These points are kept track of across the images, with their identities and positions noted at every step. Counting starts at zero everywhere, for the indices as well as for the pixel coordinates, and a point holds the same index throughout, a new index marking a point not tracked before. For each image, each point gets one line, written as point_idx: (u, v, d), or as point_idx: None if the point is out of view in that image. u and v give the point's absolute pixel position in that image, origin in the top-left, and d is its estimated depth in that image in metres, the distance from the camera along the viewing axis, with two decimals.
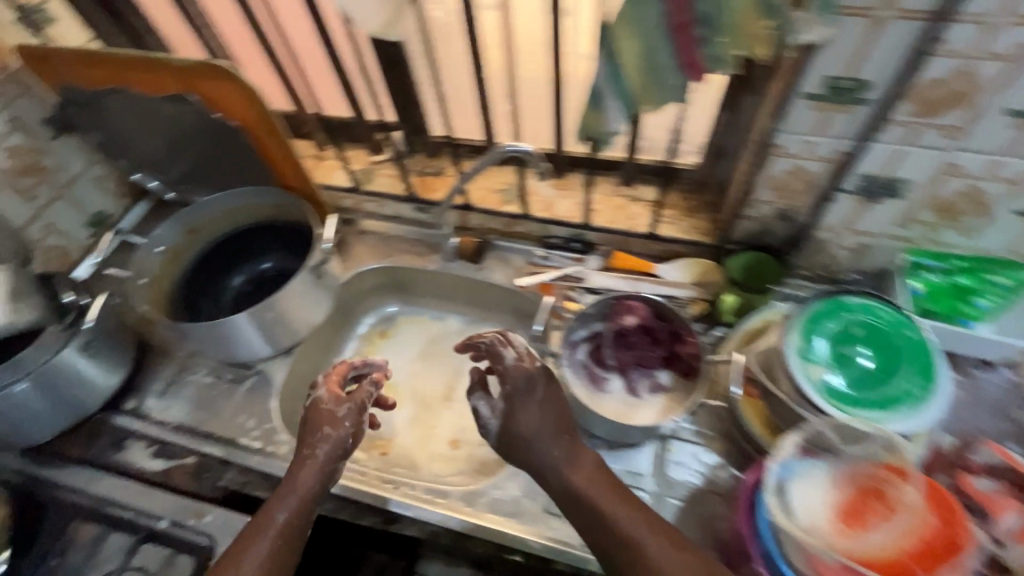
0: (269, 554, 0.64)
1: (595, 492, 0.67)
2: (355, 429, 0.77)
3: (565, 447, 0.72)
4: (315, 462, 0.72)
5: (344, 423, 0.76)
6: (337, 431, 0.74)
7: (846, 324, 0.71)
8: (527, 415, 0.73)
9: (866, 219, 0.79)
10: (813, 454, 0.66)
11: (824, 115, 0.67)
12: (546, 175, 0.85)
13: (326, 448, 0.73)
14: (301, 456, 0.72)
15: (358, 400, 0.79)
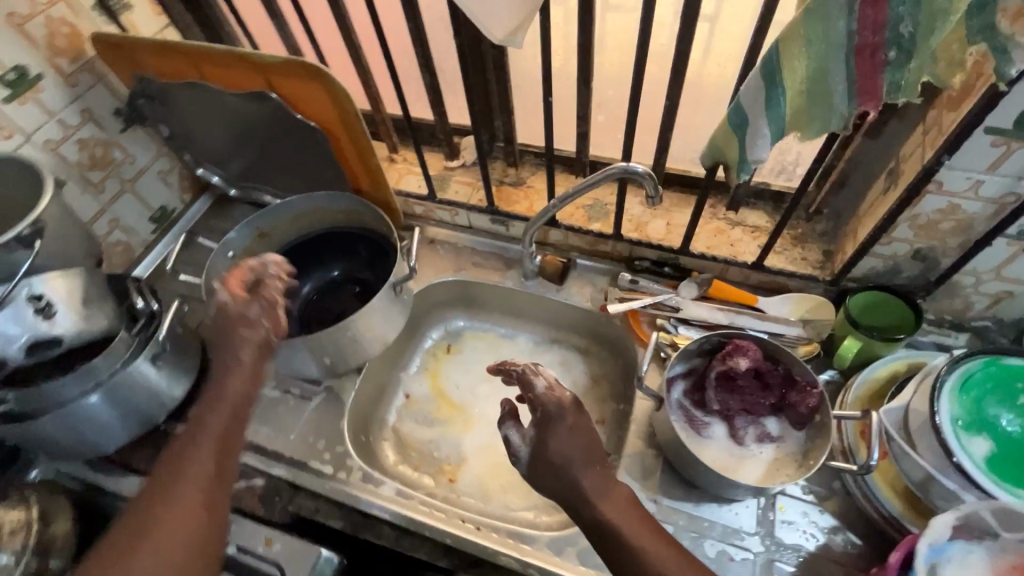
0: (198, 487, 0.59)
1: (627, 527, 0.58)
2: (274, 327, 0.69)
3: (597, 477, 0.61)
4: (238, 372, 0.66)
5: (263, 324, 0.68)
6: (255, 332, 0.67)
7: (1010, 390, 0.62)
8: (560, 442, 0.62)
9: (1021, 267, 0.71)
10: (967, 537, 0.58)
11: (1004, 151, 0.59)
12: (657, 202, 0.77)
13: (251, 351, 0.67)
14: (223, 367, 0.66)
15: (269, 297, 0.69)
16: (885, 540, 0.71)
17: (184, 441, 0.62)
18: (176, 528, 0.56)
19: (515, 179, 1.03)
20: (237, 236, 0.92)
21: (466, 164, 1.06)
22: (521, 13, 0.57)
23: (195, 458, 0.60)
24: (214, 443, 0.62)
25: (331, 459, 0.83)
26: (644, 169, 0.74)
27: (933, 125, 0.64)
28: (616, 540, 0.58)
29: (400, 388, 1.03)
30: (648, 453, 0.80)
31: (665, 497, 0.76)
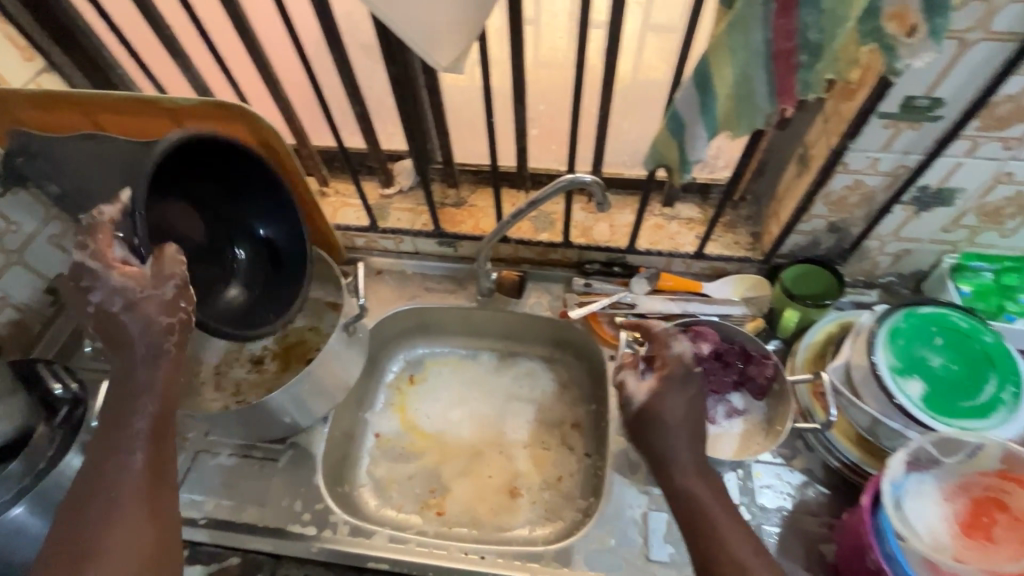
0: (133, 493, 0.54)
1: (709, 500, 0.61)
2: (189, 309, 0.60)
3: (691, 450, 0.64)
4: (151, 362, 0.58)
5: (171, 306, 0.59)
6: (170, 316, 0.59)
7: (927, 334, 0.71)
8: (674, 401, 0.67)
9: (915, 226, 0.82)
10: (918, 469, 0.66)
11: (895, 132, 0.68)
12: (607, 208, 0.80)
13: (172, 339, 0.59)
14: (128, 359, 0.58)
15: (176, 272, 0.59)
16: (848, 487, 0.78)
17: (110, 444, 0.56)
18: (119, 548, 0.52)
19: (456, 199, 1.02)
20: None
21: (403, 189, 1.04)
22: (462, 37, 0.57)
23: (123, 470, 0.54)
24: (144, 430, 0.57)
25: (312, 518, 0.78)
26: (591, 178, 0.77)
27: (832, 113, 0.72)
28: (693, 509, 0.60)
29: (368, 428, 0.99)
30: (631, 447, 0.83)
31: (655, 487, 0.79)
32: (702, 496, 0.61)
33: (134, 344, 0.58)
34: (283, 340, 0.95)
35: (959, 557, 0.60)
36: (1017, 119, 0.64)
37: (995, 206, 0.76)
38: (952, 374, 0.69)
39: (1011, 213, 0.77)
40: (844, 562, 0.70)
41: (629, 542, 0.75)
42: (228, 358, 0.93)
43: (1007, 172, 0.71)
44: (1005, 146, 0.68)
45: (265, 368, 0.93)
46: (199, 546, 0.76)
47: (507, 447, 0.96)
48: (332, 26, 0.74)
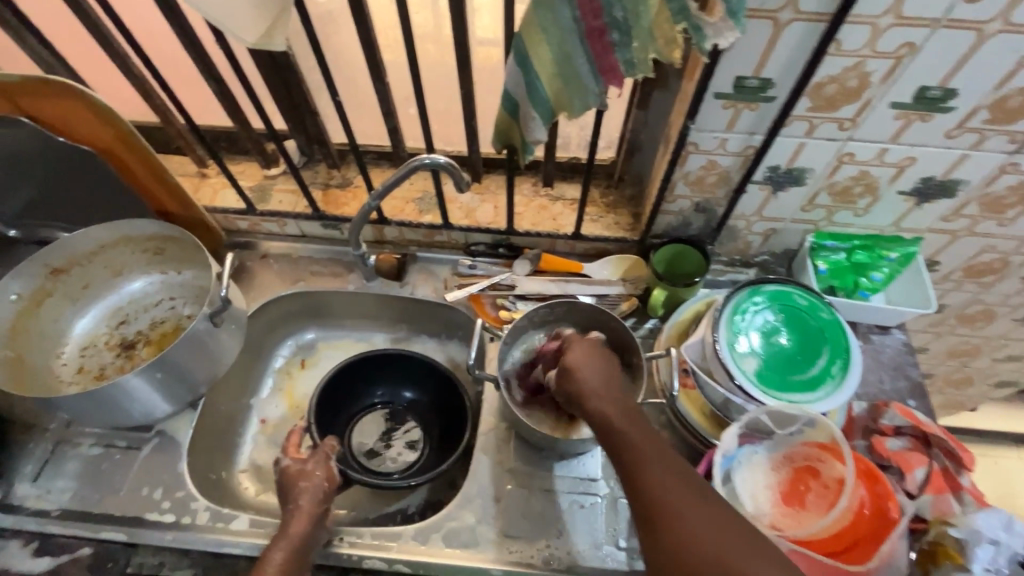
0: None
1: (634, 438, 0.58)
2: (330, 474, 0.76)
3: (610, 397, 0.63)
4: (302, 513, 0.71)
5: (316, 474, 0.75)
6: (311, 481, 0.75)
7: (769, 311, 0.73)
8: (578, 350, 0.70)
9: (775, 206, 0.83)
10: (749, 440, 0.69)
11: (734, 112, 0.69)
12: (466, 191, 0.78)
13: (309, 496, 0.73)
14: (289, 511, 0.72)
15: (323, 450, 0.79)
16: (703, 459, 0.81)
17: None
18: None
19: (341, 180, 1.00)
20: (21, 274, 0.80)
21: (286, 170, 1.01)
22: (266, 12, 0.55)
23: None
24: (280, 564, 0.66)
25: (171, 506, 0.77)
26: (447, 160, 0.76)
27: (682, 93, 0.72)
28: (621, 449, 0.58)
29: (252, 414, 0.97)
30: (500, 427, 0.84)
31: (519, 465, 0.81)
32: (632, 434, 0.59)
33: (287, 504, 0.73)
34: (158, 327, 0.92)
35: (773, 525, 0.64)
36: (846, 100, 0.66)
37: (844, 185, 0.78)
38: (787, 350, 0.71)
39: (860, 192, 0.79)
40: None
41: (488, 519, 0.77)
42: (95, 340, 0.90)
43: (848, 153, 0.73)
44: (839, 126, 0.69)
45: (135, 355, 0.90)
46: (50, 537, 0.74)
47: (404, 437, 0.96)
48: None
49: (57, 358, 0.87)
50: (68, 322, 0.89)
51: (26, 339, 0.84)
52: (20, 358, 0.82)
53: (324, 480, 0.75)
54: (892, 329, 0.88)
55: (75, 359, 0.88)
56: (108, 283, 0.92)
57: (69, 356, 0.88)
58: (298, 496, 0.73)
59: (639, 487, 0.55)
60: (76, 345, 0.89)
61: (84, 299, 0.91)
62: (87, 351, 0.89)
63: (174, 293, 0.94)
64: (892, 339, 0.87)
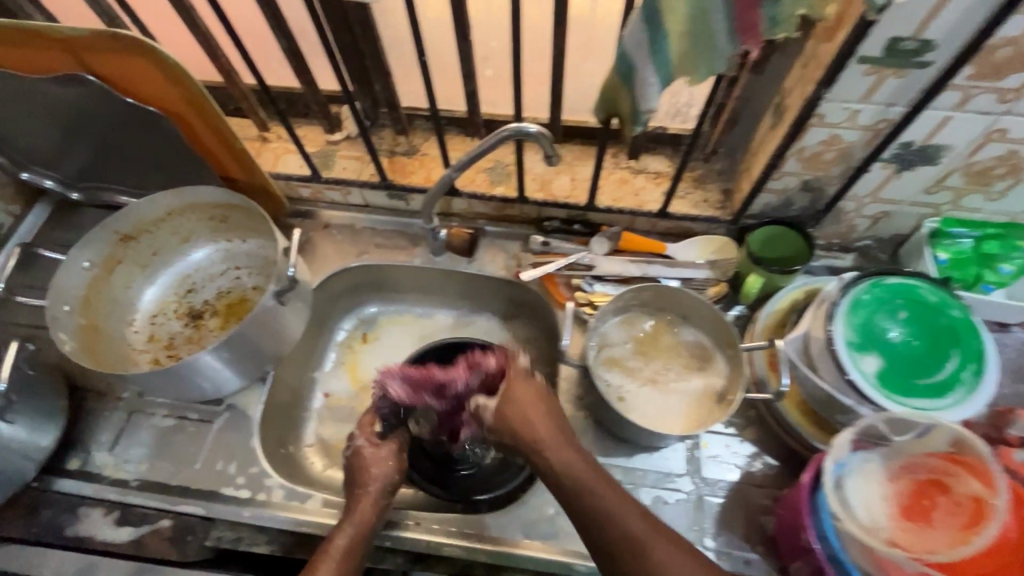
0: None
1: (631, 520, 0.56)
2: (399, 466, 0.75)
3: (568, 452, 0.62)
4: (368, 497, 0.70)
5: (386, 462, 0.74)
6: (382, 469, 0.73)
7: (892, 307, 0.66)
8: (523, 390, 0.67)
9: (895, 187, 0.75)
10: (865, 448, 0.63)
11: (876, 79, 0.60)
12: (555, 162, 0.71)
13: (377, 482, 0.72)
14: (355, 493, 0.71)
15: (397, 440, 0.77)
16: (797, 458, 0.76)
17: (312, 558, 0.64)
18: None
19: (408, 147, 0.95)
20: (90, 242, 0.78)
21: (350, 136, 0.96)
22: None
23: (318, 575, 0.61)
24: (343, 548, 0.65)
25: (246, 482, 0.76)
26: (536, 129, 0.69)
27: (811, 56, 0.64)
28: (627, 543, 0.56)
29: (317, 388, 0.96)
30: (578, 416, 0.80)
31: (599, 456, 0.77)
32: (636, 528, 0.56)
33: (355, 488, 0.72)
34: (224, 297, 0.90)
35: (894, 541, 0.59)
36: (1017, 67, 0.56)
37: (985, 165, 0.69)
38: (912, 350, 0.64)
39: (1002, 174, 0.69)
40: (783, 535, 0.68)
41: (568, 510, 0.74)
42: (164, 307, 0.89)
43: (1000, 129, 0.63)
44: (999, 98, 0.60)
45: (203, 325, 0.88)
46: (131, 508, 0.74)
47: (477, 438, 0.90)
48: None
49: (129, 325, 0.86)
50: (138, 291, 0.88)
51: (98, 307, 0.83)
52: (93, 326, 0.81)
53: (395, 474, 0.74)
54: (1011, 326, 0.80)
55: (145, 327, 0.87)
56: (176, 250, 0.90)
57: (139, 323, 0.87)
58: (367, 481, 0.72)
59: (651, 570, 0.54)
60: (146, 313, 0.88)
61: (153, 266, 0.89)
62: (156, 319, 0.88)
63: (239, 263, 0.91)
64: (1011, 338, 0.80)
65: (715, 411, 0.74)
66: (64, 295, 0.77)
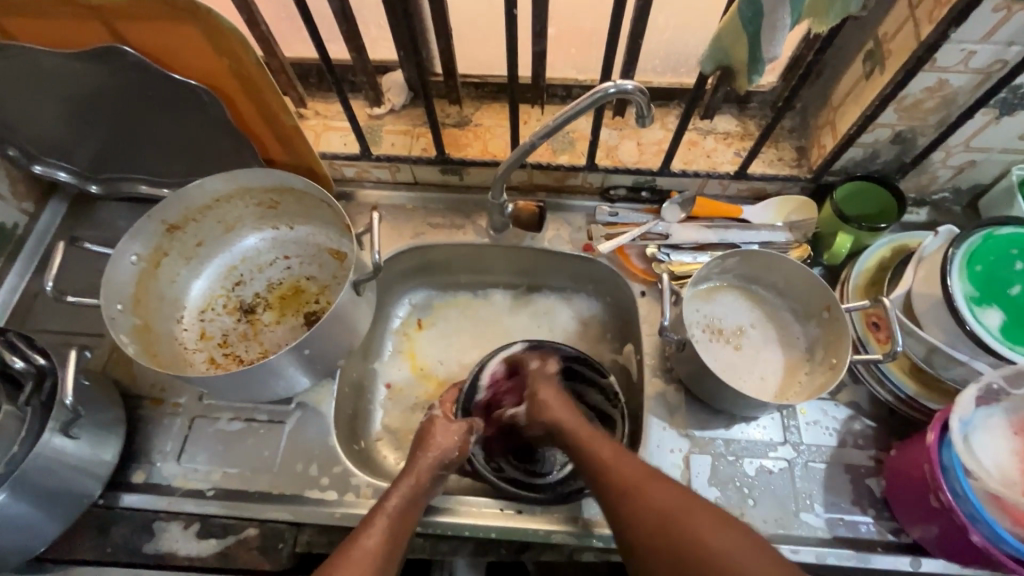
0: (378, 540, 0.60)
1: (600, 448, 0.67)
2: (463, 445, 0.74)
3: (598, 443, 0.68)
4: (422, 461, 0.69)
5: (452, 437, 0.73)
6: (445, 441, 0.73)
7: (1007, 256, 0.64)
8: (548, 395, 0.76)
9: (990, 135, 0.72)
10: (987, 403, 0.62)
11: (1004, 16, 0.56)
12: (649, 122, 0.65)
13: (436, 452, 0.71)
14: (413, 456, 0.71)
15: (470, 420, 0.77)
16: (895, 418, 0.75)
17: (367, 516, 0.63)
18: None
19: (459, 117, 0.88)
20: (139, 233, 0.72)
21: (394, 109, 0.89)
22: None
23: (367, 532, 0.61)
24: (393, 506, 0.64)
25: (331, 482, 0.72)
26: (632, 86, 0.63)
27: None
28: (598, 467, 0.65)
29: (378, 379, 0.91)
30: (669, 390, 0.77)
31: (695, 430, 0.75)
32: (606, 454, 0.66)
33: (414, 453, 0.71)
34: (277, 289, 0.85)
35: None
36: None
37: None
38: None
39: None
40: (900, 496, 0.67)
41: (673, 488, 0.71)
42: (212, 303, 0.83)
43: None
44: None
45: (257, 319, 0.83)
46: (211, 519, 0.70)
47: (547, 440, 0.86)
48: None
49: (178, 323, 0.80)
50: (185, 283, 0.82)
51: (148, 305, 0.76)
52: (146, 325, 0.75)
53: (457, 450, 0.73)
54: None
55: (195, 324, 0.81)
56: (221, 240, 0.83)
57: (189, 321, 0.81)
58: (429, 448, 0.71)
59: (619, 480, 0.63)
60: (194, 309, 0.82)
61: (198, 258, 0.82)
62: (205, 315, 0.82)
63: (289, 251, 0.86)
64: None
65: (824, 378, 0.71)
66: (117, 293, 0.70)
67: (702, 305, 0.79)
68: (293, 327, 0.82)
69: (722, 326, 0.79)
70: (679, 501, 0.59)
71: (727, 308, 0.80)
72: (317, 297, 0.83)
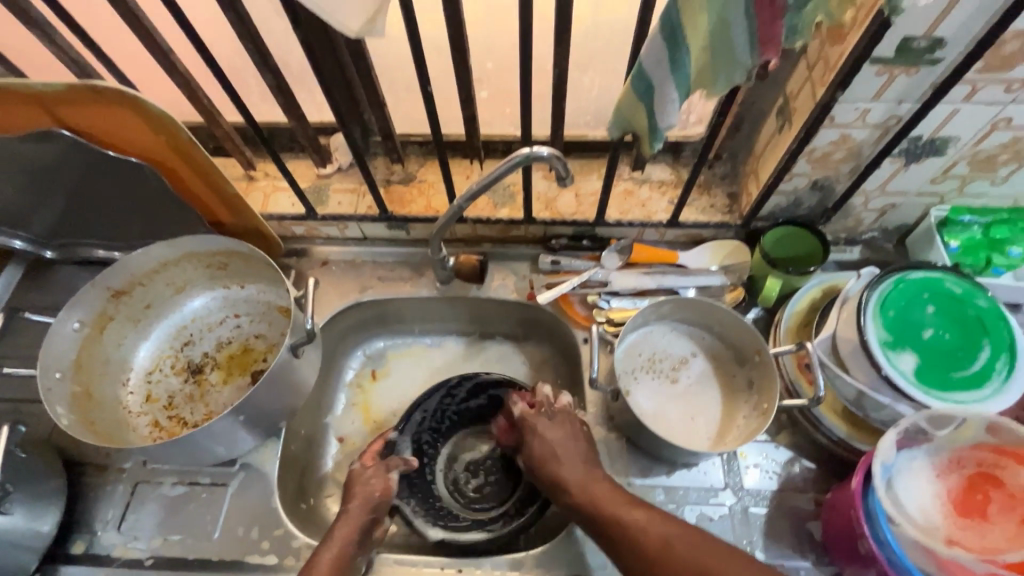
0: None
1: (636, 514, 0.63)
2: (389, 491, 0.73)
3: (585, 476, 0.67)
4: (350, 516, 0.69)
5: (375, 484, 0.73)
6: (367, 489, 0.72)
7: (918, 301, 0.66)
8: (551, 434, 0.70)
9: (903, 181, 0.75)
10: (910, 446, 0.62)
11: (887, 78, 0.60)
12: (569, 183, 0.69)
13: (360, 504, 0.70)
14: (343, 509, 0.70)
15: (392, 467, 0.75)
16: (833, 459, 0.75)
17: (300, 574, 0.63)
18: None
19: (403, 175, 0.91)
20: (81, 301, 0.73)
21: (341, 167, 0.92)
22: None
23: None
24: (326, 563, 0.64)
25: (272, 546, 0.72)
26: (549, 151, 0.66)
27: (818, 59, 0.64)
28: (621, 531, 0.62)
29: (329, 433, 0.90)
30: (611, 438, 0.78)
31: (636, 478, 0.75)
32: (644, 523, 0.62)
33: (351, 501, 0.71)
34: (225, 348, 0.86)
35: (951, 539, 0.57)
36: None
37: (989, 153, 0.70)
38: (944, 345, 0.64)
39: (1005, 160, 0.70)
40: (836, 539, 0.67)
41: None
42: (160, 364, 0.84)
43: (1004, 118, 0.64)
44: (1006, 89, 0.61)
45: (205, 380, 0.83)
46: None
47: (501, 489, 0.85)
48: None
49: (124, 387, 0.81)
50: (131, 346, 0.83)
51: (91, 370, 0.77)
52: (88, 392, 0.76)
53: (380, 493, 0.72)
54: None
55: (142, 387, 0.82)
56: (170, 302, 0.85)
57: (134, 384, 0.82)
58: (350, 500, 0.71)
59: (638, 538, 0.61)
60: (140, 372, 0.82)
61: (146, 320, 0.83)
62: (152, 377, 0.83)
63: (239, 309, 0.87)
64: None
65: (756, 421, 0.72)
66: (56, 362, 0.72)
67: (649, 343, 0.81)
68: (240, 386, 0.82)
69: (660, 363, 0.80)
70: (693, 539, 0.59)
71: (667, 345, 0.81)
72: (265, 355, 0.85)
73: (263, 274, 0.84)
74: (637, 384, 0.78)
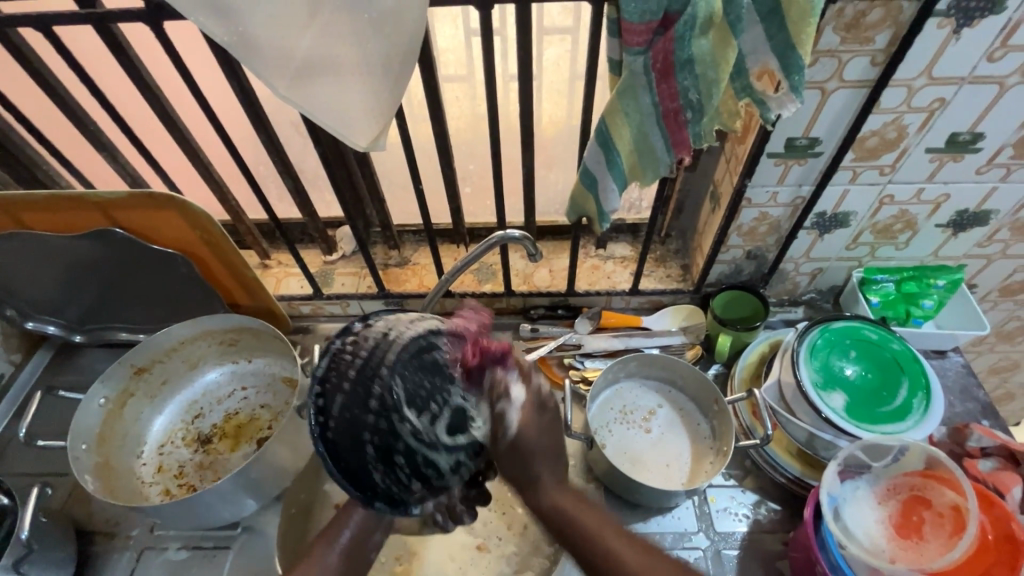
0: None
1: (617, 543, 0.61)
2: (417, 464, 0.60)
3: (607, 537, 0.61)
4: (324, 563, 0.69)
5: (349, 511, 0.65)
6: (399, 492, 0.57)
7: (843, 347, 0.78)
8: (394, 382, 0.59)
9: (823, 248, 0.88)
10: (851, 476, 0.70)
11: (785, 168, 0.76)
12: (538, 258, 0.81)
13: None
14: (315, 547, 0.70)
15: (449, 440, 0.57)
16: (797, 501, 0.81)
17: None
18: None
19: (399, 259, 1.05)
20: (107, 378, 0.84)
21: (345, 254, 1.05)
22: (379, 120, 0.58)
23: None
24: None
25: None
26: (520, 233, 0.79)
27: (731, 154, 0.80)
28: (576, 532, 0.63)
29: None
30: (590, 488, 0.84)
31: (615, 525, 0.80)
32: (586, 523, 0.63)
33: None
34: (232, 418, 0.93)
35: (892, 560, 0.64)
36: (886, 150, 0.73)
37: (885, 223, 0.84)
38: (865, 385, 0.75)
39: (900, 228, 0.85)
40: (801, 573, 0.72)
41: None
42: (173, 436, 0.91)
43: (888, 195, 0.79)
44: (880, 173, 0.76)
45: (212, 448, 0.90)
46: None
47: (493, 549, 0.88)
48: (258, 112, 0.77)
49: (138, 458, 0.88)
50: (147, 420, 0.91)
51: (112, 442, 0.86)
52: (108, 463, 0.84)
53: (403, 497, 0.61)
54: (948, 353, 0.92)
55: (154, 458, 0.89)
56: (185, 377, 0.94)
57: (148, 455, 0.89)
58: None
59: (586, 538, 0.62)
60: (154, 444, 0.90)
61: (161, 396, 0.92)
62: (165, 449, 0.90)
63: (246, 382, 0.95)
64: (950, 362, 0.91)
65: (718, 463, 0.79)
66: (82, 434, 0.81)
67: (619, 399, 0.89)
68: (245, 453, 0.88)
69: (634, 415, 0.88)
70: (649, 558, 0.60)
71: (636, 399, 0.89)
72: (269, 423, 0.91)
73: (268, 346, 0.93)
74: (611, 433, 0.85)
